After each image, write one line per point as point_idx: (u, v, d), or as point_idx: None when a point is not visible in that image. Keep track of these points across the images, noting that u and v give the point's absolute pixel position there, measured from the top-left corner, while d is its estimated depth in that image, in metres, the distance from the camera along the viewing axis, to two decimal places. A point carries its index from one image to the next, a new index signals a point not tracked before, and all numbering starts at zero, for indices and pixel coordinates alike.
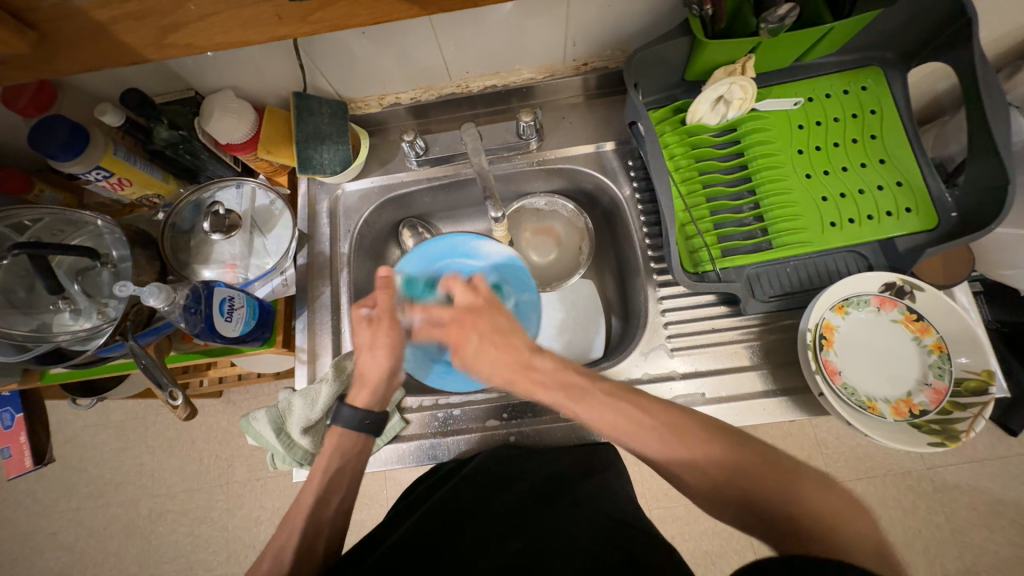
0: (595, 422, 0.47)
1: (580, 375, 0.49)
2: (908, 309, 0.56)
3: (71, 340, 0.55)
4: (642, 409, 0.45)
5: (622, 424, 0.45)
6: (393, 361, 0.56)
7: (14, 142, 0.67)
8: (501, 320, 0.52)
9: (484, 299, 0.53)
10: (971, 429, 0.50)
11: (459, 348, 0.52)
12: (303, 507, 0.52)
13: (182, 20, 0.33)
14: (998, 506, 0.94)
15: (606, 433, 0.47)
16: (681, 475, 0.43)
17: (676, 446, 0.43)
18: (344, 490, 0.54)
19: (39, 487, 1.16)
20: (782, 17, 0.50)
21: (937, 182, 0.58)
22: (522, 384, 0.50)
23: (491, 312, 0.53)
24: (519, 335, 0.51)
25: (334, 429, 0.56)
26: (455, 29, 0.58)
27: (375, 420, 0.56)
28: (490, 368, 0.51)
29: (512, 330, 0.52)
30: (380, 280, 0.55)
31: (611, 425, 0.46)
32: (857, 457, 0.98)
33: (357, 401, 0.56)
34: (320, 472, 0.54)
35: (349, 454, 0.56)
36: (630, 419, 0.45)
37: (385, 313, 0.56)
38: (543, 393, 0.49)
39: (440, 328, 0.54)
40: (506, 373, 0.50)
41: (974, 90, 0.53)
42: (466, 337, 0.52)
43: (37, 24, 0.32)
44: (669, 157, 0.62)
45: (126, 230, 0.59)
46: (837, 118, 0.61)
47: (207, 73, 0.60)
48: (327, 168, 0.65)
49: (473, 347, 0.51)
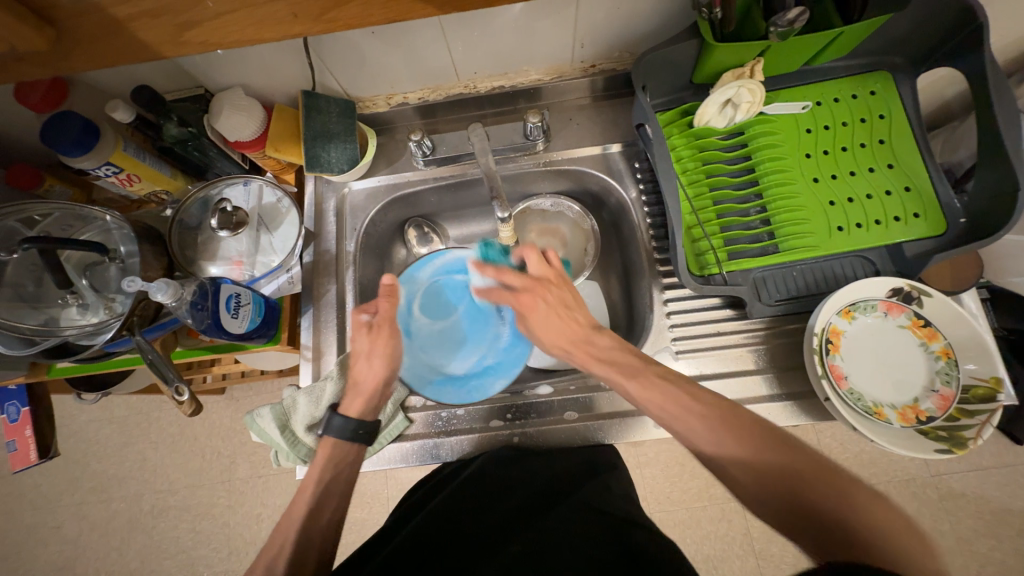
0: (645, 400, 0.49)
1: (634, 356, 0.52)
2: (916, 314, 0.55)
3: (80, 333, 0.55)
4: (689, 393, 0.47)
5: (665, 404, 0.47)
6: (389, 370, 0.58)
7: (26, 137, 0.67)
8: (567, 293, 0.56)
9: (556, 273, 0.57)
10: (978, 436, 0.50)
11: (526, 315, 0.56)
12: (298, 513, 0.52)
13: (199, 17, 0.34)
14: (1003, 514, 0.93)
15: (655, 415, 0.48)
16: (727, 469, 0.43)
17: (721, 434, 0.44)
18: (336, 501, 0.54)
19: (42, 481, 1.17)
20: (792, 21, 0.50)
21: (945, 188, 0.58)
22: (578, 356, 0.54)
23: (559, 287, 0.56)
24: (581, 310, 0.55)
25: (327, 440, 0.56)
26: (465, 30, 0.58)
27: (368, 429, 0.56)
28: (548, 333, 0.55)
29: (575, 305, 0.56)
30: (383, 288, 0.57)
31: (661, 407, 0.47)
32: (862, 463, 0.98)
33: (350, 410, 0.57)
34: (314, 481, 0.54)
35: (342, 465, 0.55)
36: (681, 403, 0.46)
37: (385, 320, 0.57)
38: (600, 367, 0.52)
39: (509, 294, 0.57)
40: (567, 344, 0.54)
41: (985, 95, 0.53)
42: (535, 305, 0.55)
43: (56, 20, 0.33)
44: (677, 159, 0.62)
45: (134, 226, 0.59)
46: (845, 123, 0.61)
47: (218, 71, 0.61)
48: (334, 167, 0.66)
49: (540, 314, 0.55)
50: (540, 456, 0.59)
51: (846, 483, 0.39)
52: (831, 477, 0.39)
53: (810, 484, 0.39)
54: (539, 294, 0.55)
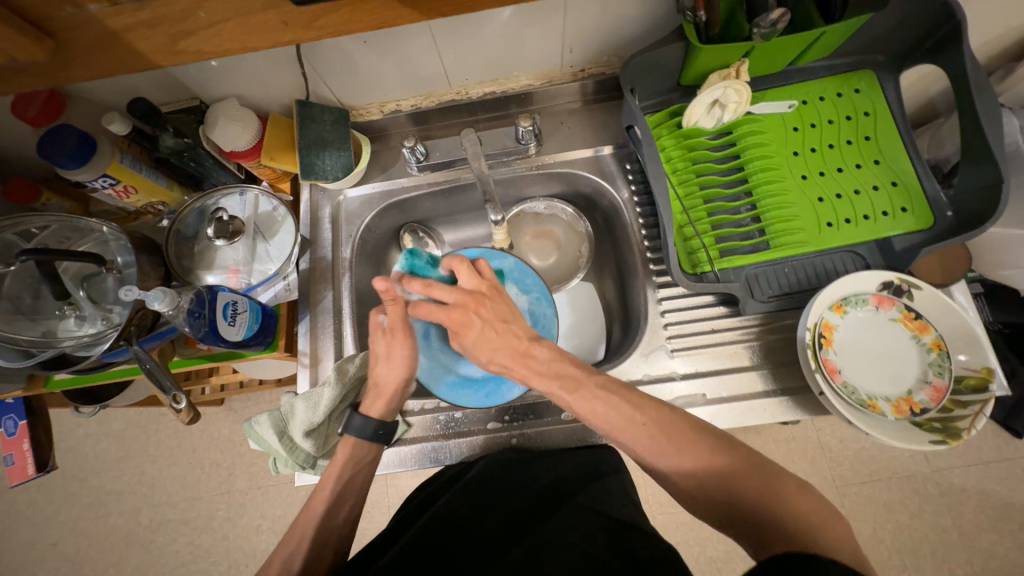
0: (585, 413, 0.48)
1: (576, 367, 0.50)
2: (906, 307, 0.56)
3: (77, 345, 0.55)
4: (633, 404, 0.47)
5: (616, 419, 0.47)
6: (409, 370, 0.56)
7: (23, 152, 0.68)
8: (504, 307, 0.53)
9: (490, 286, 0.54)
10: (972, 427, 0.50)
11: (458, 334, 0.53)
12: (316, 511, 0.53)
13: (192, 27, 0.34)
14: (1005, 509, 0.93)
15: (600, 428, 0.48)
16: (682, 487, 0.44)
17: (684, 453, 0.44)
18: (349, 504, 0.55)
19: (39, 498, 1.16)
20: (774, 22, 0.53)
21: (932, 181, 0.59)
22: (518, 370, 0.51)
23: (494, 300, 0.53)
24: (518, 321, 0.53)
25: (347, 439, 0.56)
26: (455, 37, 0.59)
27: (388, 428, 0.57)
28: (481, 350, 0.52)
29: (512, 316, 0.53)
30: (382, 292, 0.54)
31: (604, 419, 0.47)
32: (861, 460, 0.98)
33: (371, 411, 0.57)
34: (332, 479, 0.54)
35: (363, 463, 0.56)
36: (622, 412, 0.47)
37: (398, 323, 0.55)
38: (542, 381, 0.50)
39: (440, 313, 0.52)
40: (505, 359, 0.52)
41: (965, 90, 0.54)
42: (467, 324, 0.52)
43: (57, 31, 0.34)
44: (667, 159, 0.63)
45: (131, 237, 0.60)
46: (831, 120, 0.62)
47: (212, 83, 0.62)
48: (329, 174, 0.66)
49: (476, 331, 0.52)
50: (540, 458, 0.59)
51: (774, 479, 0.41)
52: (760, 471, 0.42)
53: (744, 478, 0.41)
54: (468, 313, 0.52)
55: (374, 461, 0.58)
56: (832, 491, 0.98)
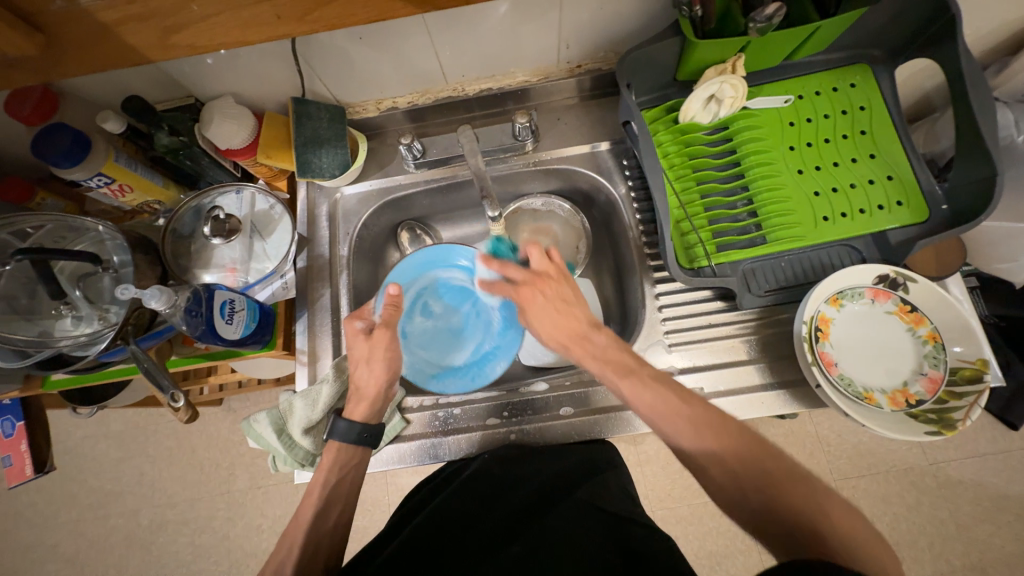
0: (636, 403, 0.47)
1: (632, 358, 0.49)
2: (902, 300, 0.56)
3: (73, 345, 0.55)
4: (684, 400, 0.45)
5: (665, 409, 0.45)
6: (390, 374, 0.57)
7: (17, 150, 0.68)
8: (568, 288, 0.54)
9: (557, 269, 0.55)
10: (967, 418, 0.51)
11: (524, 307, 0.55)
12: (303, 518, 0.53)
13: (185, 21, 0.34)
14: (1002, 501, 0.94)
15: (647, 418, 0.46)
16: (720, 483, 0.41)
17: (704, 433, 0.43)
18: (342, 503, 0.55)
19: (39, 499, 1.15)
20: (770, 16, 0.51)
21: (927, 175, 0.59)
22: (573, 350, 0.52)
23: (559, 282, 0.54)
24: (581, 305, 0.53)
25: (332, 443, 0.56)
26: (451, 33, 0.59)
27: (372, 432, 0.56)
28: (544, 329, 0.53)
29: (575, 300, 0.53)
30: (390, 298, 0.56)
31: (651, 409, 0.46)
32: (860, 453, 0.99)
33: (355, 414, 0.57)
34: (318, 485, 0.55)
35: (348, 467, 0.57)
36: (669, 405, 0.45)
37: (384, 326, 0.56)
38: (594, 365, 0.50)
39: (511, 287, 0.56)
40: (563, 339, 0.52)
41: (960, 84, 0.54)
42: (534, 297, 0.54)
43: (45, 26, 0.33)
44: (664, 155, 0.64)
45: (128, 236, 0.60)
46: (827, 115, 0.63)
47: (208, 80, 0.61)
48: (326, 172, 0.66)
49: (539, 306, 0.53)
50: (538, 454, 0.59)
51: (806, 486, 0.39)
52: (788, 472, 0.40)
53: (783, 479, 0.39)
54: (536, 288, 0.54)
55: (363, 464, 0.58)
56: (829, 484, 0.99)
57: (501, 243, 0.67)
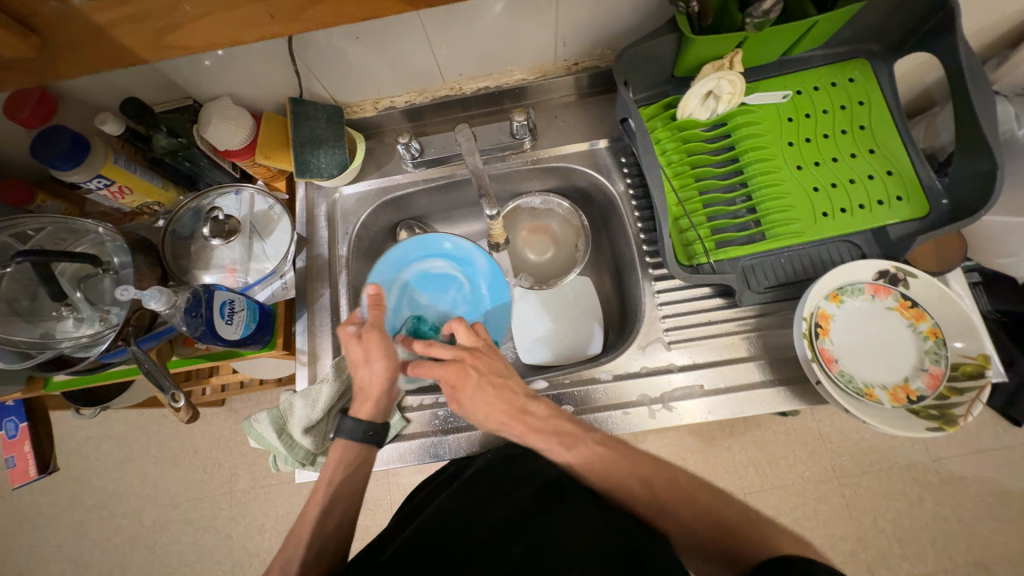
0: (589, 468, 0.54)
1: (568, 423, 0.57)
2: (903, 296, 0.56)
3: (75, 345, 0.56)
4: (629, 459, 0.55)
5: (616, 465, 0.54)
6: (392, 370, 0.56)
7: (17, 152, 0.68)
8: (497, 363, 0.60)
9: (484, 343, 0.61)
10: (969, 413, 0.50)
11: (457, 394, 0.57)
12: (310, 518, 0.53)
13: (178, 21, 0.34)
14: (1006, 497, 0.93)
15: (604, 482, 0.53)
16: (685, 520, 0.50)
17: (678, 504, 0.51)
18: (339, 512, 0.54)
19: (43, 500, 1.16)
20: (766, 11, 0.51)
21: (927, 169, 0.59)
22: (513, 427, 0.57)
23: (489, 356, 0.60)
24: (509, 379, 0.59)
25: (339, 442, 0.56)
26: (448, 32, 0.59)
27: (378, 430, 0.57)
28: (480, 412, 0.57)
29: (507, 374, 0.59)
30: (370, 298, 0.57)
31: (606, 470, 0.54)
32: (862, 450, 0.99)
33: (360, 413, 0.57)
34: (324, 483, 0.55)
35: (353, 465, 0.56)
36: (622, 466, 0.54)
37: (374, 326, 0.56)
38: (539, 437, 0.56)
39: (439, 369, 0.57)
40: (500, 418, 0.57)
41: (960, 77, 0.54)
42: (466, 381, 0.57)
43: (40, 27, 0.33)
44: (662, 152, 0.63)
45: (127, 238, 0.60)
46: (826, 110, 0.62)
47: (205, 81, 0.61)
48: (324, 172, 0.66)
49: (473, 386, 0.57)
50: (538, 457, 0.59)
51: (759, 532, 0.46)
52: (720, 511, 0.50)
53: (739, 532, 0.47)
54: (467, 370, 0.57)
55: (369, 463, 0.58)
56: (831, 481, 0.98)
57: (422, 323, 0.66)
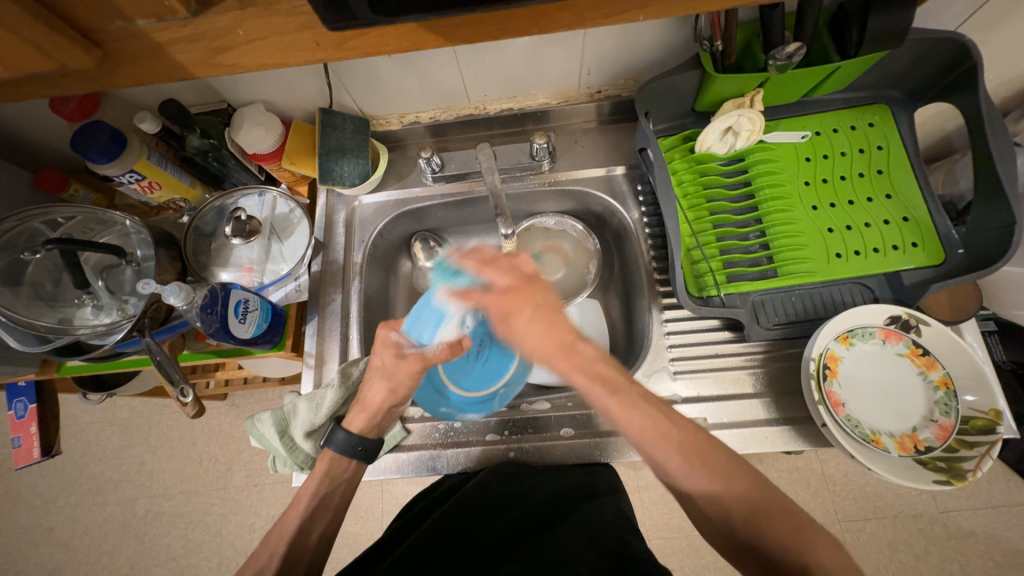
0: (621, 421, 0.44)
1: (618, 371, 0.45)
2: (914, 343, 0.56)
3: (91, 333, 0.57)
4: (674, 423, 0.43)
5: (654, 432, 0.43)
6: (400, 397, 0.56)
7: (57, 143, 0.71)
8: (554, 296, 0.48)
9: (534, 278, 0.50)
10: (978, 469, 0.49)
11: (507, 320, 0.48)
12: (290, 524, 0.52)
13: (231, 43, 0.34)
14: (1014, 556, 0.90)
15: (634, 440, 0.44)
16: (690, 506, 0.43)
17: (703, 475, 0.41)
18: (332, 512, 0.55)
19: (40, 481, 1.17)
20: (790, 55, 0.52)
21: (944, 219, 0.59)
22: (557, 363, 0.45)
23: (541, 288, 0.49)
24: (565, 315, 0.47)
25: (328, 452, 0.55)
26: (476, 55, 0.61)
27: (368, 447, 0.55)
28: (525, 338, 0.47)
29: (559, 308, 0.47)
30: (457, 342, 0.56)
31: (640, 431, 0.43)
32: (866, 496, 0.96)
33: (352, 425, 0.56)
34: (307, 495, 0.54)
35: (339, 481, 0.56)
36: (660, 429, 0.42)
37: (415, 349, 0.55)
38: (581, 378, 0.44)
39: (490, 298, 0.50)
40: (544, 350, 0.46)
41: (980, 132, 0.54)
42: (519, 308, 0.47)
43: (105, 43, 0.34)
44: (678, 182, 0.64)
45: (152, 231, 0.62)
46: (844, 152, 0.63)
47: (243, 88, 0.64)
48: (346, 180, 0.69)
49: (524, 318, 0.47)
50: (536, 475, 0.58)
51: (807, 530, 0.39)
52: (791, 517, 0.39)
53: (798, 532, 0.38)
54: (519, 301, 0.48)
55: (353, 484, 0.57)
56: (834, 525, 0.96)
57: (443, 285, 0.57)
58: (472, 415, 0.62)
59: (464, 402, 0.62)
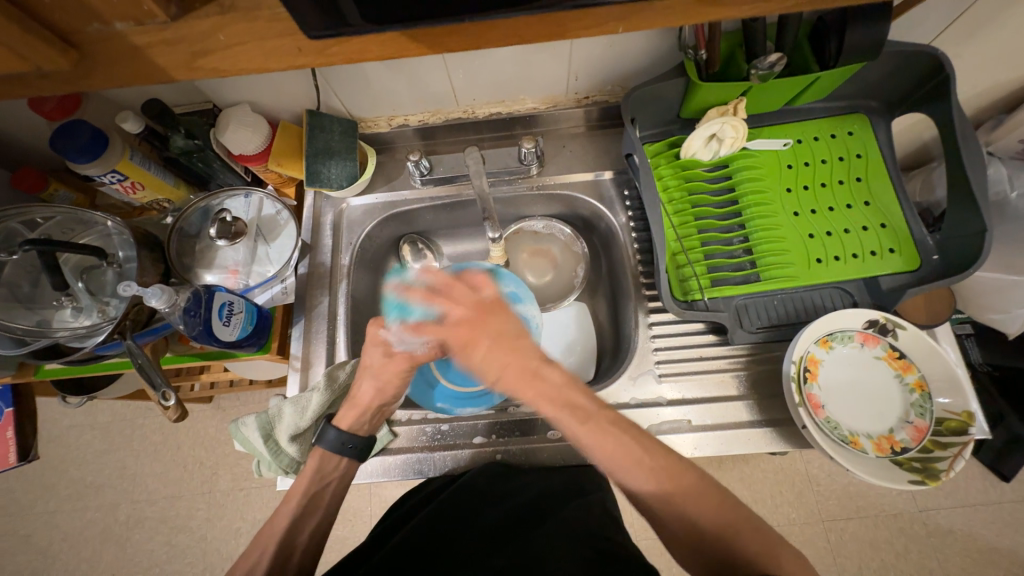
0: (591, 447, 0.45)
1: (587, 398, 0.47)
2: (891, 346, 0.57)
3: (71, 335, 0.56)
4: (642, 447, 0.44)
5: (622, 457, 0.44)
6: (392, 395, 0.56)
7: (36, 141, 0.69)
8: (510, 323, 0.50)
9: (491, 304, 0.52)
10: (951, 469, 0.51)
11: (467, 352, 0.50)
12: (276, 525, 0.52)
13: (211, 47, 0.34)
14: (991, 553, 0.93)
15: (603, 464, 0.46)
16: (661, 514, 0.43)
17: (667, 486, 0.43)
18: (321, 514, 0.54)
19: (17, 487, 1.14)
20: (772, 64, 0.54)
21: (919, 225, 0.61)
22: (525, 391, 0.48)
23: (497, 316, 0.51)
24: (528, 342, 0.49)
25: (317, 450, 0.55)
26: (465, 60, 0.61)
27: (358, 444, 0.55)
28: (494, 369, 0.49)
29: (522, 335, 0.50)
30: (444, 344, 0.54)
31: (610, 456, 0.45)
32: (849, 495, 0.98)
33: (343, 422, 0.56)
34: (298, 493, 0.53)
35: (329, 479, 0.55)
36: (630, 453, 0.44)
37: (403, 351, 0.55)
38: (551, 408, 0.47)
39: (447, 330, 0.51)
40: (512, 380, 0.48)
41: (952, 141, 0.56)
42: (477, 339, 0.50)
43: (81, 45, 0.34)
44: (663, 188, 0.65)
45: (136, 232, 0.60)
46: (825, 160, 0.64)
47: (229, 89, 0.63)
48: (334, 182, 0.68)
49: (483, 349, 0.49)
50: (523, 474, 0.59)
51: (774, 544, 0.40)
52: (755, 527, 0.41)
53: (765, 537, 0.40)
54: (476, 332, 0.50)
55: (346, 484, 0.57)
56: (817, 525, 0.98)
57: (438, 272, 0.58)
58: (467, 410, 0.64)
59: (459, 396, 0.65)
